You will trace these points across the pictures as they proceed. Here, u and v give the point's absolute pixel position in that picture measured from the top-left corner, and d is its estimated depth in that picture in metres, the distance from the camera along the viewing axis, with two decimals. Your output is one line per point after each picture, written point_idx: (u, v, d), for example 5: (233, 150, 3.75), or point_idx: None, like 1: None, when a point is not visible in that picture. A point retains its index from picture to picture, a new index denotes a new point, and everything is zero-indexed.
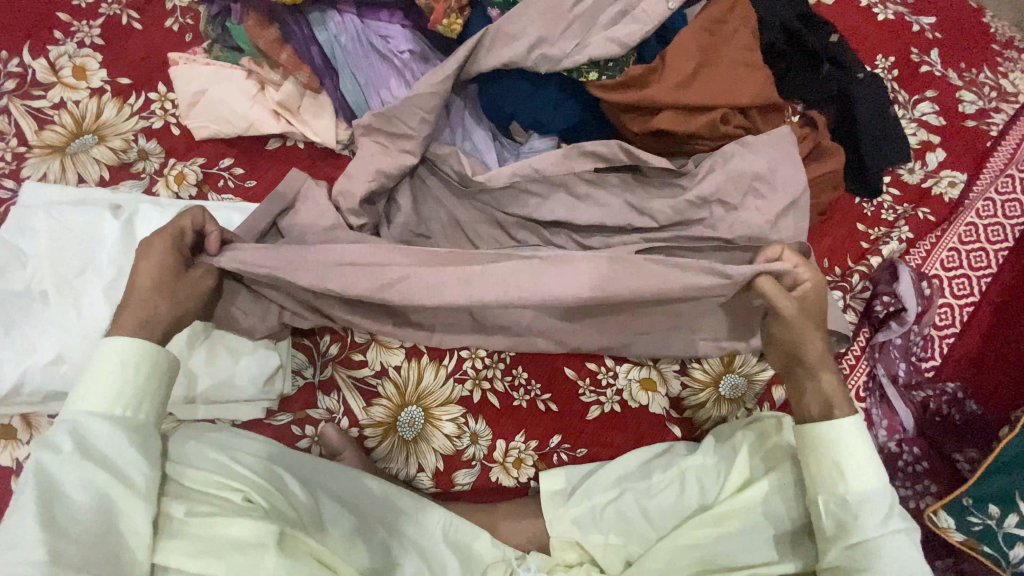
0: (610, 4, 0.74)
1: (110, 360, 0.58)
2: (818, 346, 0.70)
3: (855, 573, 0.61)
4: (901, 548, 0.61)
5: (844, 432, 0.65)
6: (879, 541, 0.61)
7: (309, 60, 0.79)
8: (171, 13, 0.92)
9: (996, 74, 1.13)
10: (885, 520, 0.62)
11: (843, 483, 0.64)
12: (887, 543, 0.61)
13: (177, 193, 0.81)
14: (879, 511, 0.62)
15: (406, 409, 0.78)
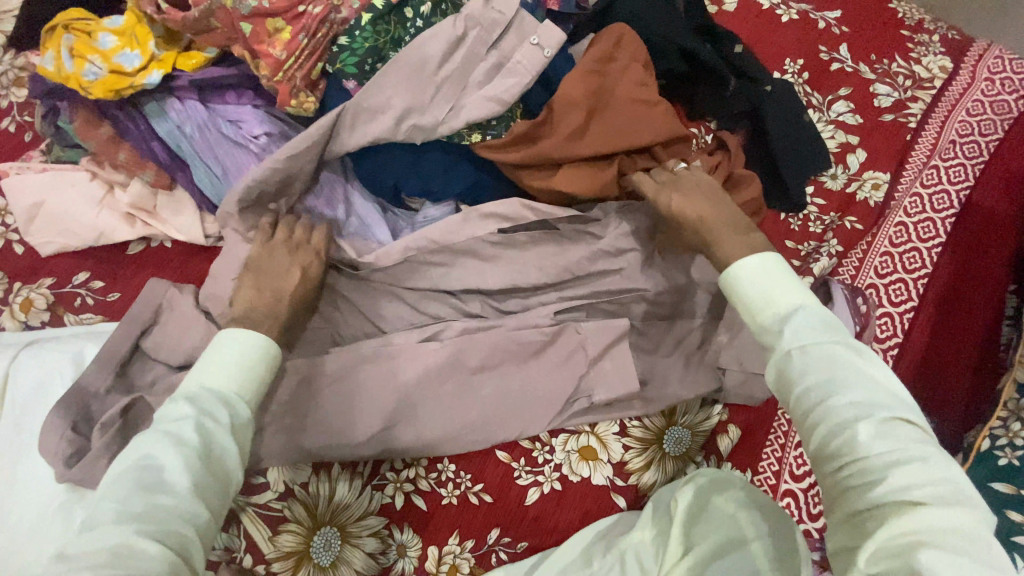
0: (480, 60, 0.67)
1: (243, 342, 0.54)
2: (702, 215, 0.67)
3: (788, 403, 0.50)
4: (833, 362, 0.48)
5: (739, 273, 0.58)
6: (810, 355, 0.49)
7: (154, 157, 0.69)
8: (7, 112, 0.81)
9: (909, 60, 1.10)
10: (814, 333, 0.50)
11: (750, 319, 0.56)
12: (815, 359, 0.49)
13: (26, 323, 0.71)
14: (796, 328, 0.51)
15: (320, 532, 0.70)
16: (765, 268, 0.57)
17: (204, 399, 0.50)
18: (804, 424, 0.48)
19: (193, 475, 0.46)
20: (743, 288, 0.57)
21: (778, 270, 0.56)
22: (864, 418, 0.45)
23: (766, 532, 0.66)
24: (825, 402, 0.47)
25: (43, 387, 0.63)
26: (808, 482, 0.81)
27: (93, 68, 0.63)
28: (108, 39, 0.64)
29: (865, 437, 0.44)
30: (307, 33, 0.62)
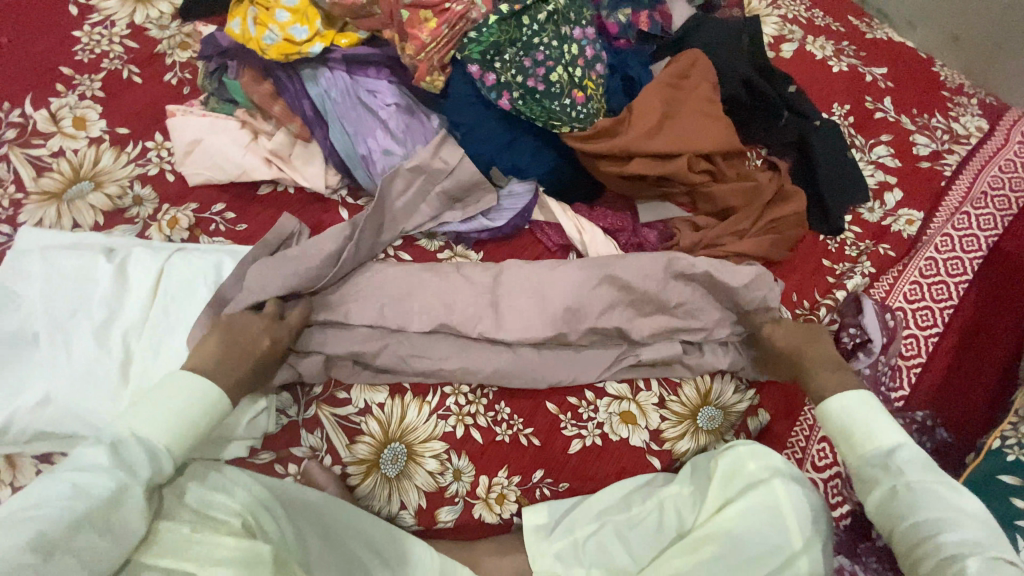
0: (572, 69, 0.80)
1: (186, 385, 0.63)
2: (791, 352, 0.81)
3: (893, 530, 0.63)
4: (935, 502, 0.61)
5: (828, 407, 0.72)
6: (913, 494, 0.62)
7: (301, 112, 0.84)
8: (170, 68, 0.97)
9: (947, 118, 1.21)
10: (920, 475, 0.64)
11: (850, 452, 0.69)
12: (924, 501, 0.62)
13: (169, 237, 0.84)
14: (901, 466, 0.64)
15: (389, 446, 0.79)
16: (862, 402, 0.70)
17: (126, 447, 0.57)
18: (915, 552, 0.60)
19: (80, 512, 0.52)
20: (840, 424, 0.70)
21: (874, 409, 0.69)
22: (970, 553, 0.57)
23: (794, 499, 0.76)
24: (936, 536, 0.59)
25: (187, 285, 0.74)
26: (829, 473, 0.87)
27: (271, 35, 0.78)
28: (285, 14, 0.79)
29: (973, 568, 0.56)
30: (449, 24, 0.76)
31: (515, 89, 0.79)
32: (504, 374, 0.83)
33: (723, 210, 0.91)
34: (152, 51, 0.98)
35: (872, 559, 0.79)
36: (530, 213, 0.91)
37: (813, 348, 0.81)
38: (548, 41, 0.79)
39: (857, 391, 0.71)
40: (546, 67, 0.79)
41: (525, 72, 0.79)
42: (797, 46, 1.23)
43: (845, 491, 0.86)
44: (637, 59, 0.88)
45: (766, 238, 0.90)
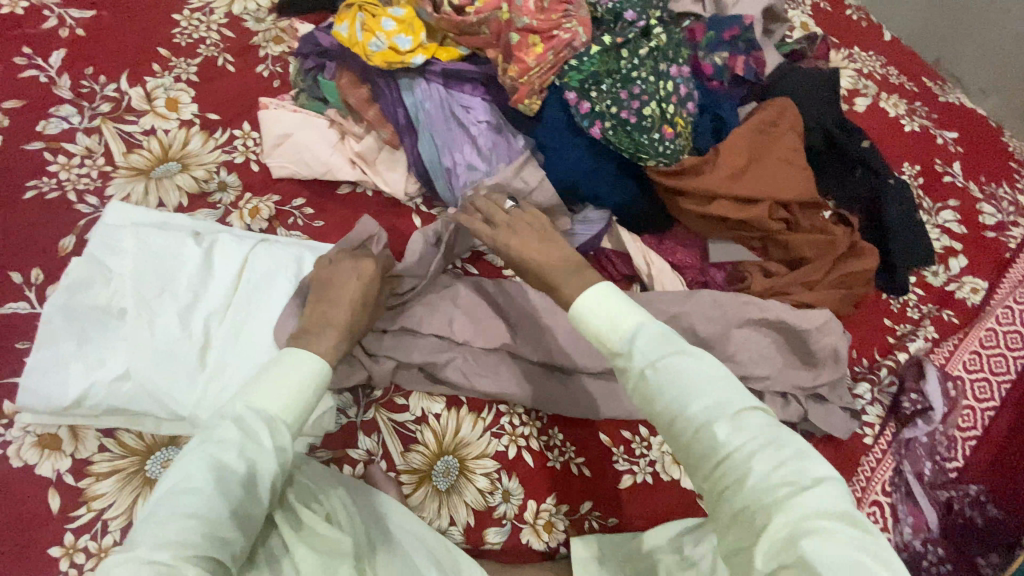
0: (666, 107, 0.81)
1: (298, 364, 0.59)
2: (552, 262, 0.67)
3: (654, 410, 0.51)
4: (687, 372, 0.50)
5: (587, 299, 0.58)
6: (662, 375, 0.50)
7: (393, 119, 0.85)
8: (262, 60, 0.99)
9: (1015, 190, 1.21)
10: (654, 353, 0.52)
11: (608, 347, 0.56)
12: (681, 382, 0.49)
13: (249, 226, 0.85)
14: (643, 350, 0.52)
15: (442, 459, 0.79)
16: (603, 298, 0.58)
17: (248, 421, 0.54)
18: (693, 453, 0.48)
19: (232, 499, 0.50)
20: (594, 318, 0.57)
21: (615, 298, 0.57)
22: (720, 417, 0.47)
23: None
24: (709, 424, 0.47)
25: (269, 276, 0.75)
26: None
27: (377, 42, 0.80)
28: (390, 23, 0.81)
29: (723, 436, 0.47)
30: (554, 51, 0.77)
31: (608, 120, 0.80)
32: (562, 400, 0.83)
33: (795, 259, 0.90)
34: (247, 43, 1.00)
35: None
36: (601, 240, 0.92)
37: (561, 269, 0.65)
38: (645, 76, 0.80)
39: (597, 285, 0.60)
40: (641, 101, 0.80)
41: (620, 103, 0.79)
42: (871, 102, 1.23)
43: None
44: (729, 102, 0.88)
45: (835, 293, 0.89)
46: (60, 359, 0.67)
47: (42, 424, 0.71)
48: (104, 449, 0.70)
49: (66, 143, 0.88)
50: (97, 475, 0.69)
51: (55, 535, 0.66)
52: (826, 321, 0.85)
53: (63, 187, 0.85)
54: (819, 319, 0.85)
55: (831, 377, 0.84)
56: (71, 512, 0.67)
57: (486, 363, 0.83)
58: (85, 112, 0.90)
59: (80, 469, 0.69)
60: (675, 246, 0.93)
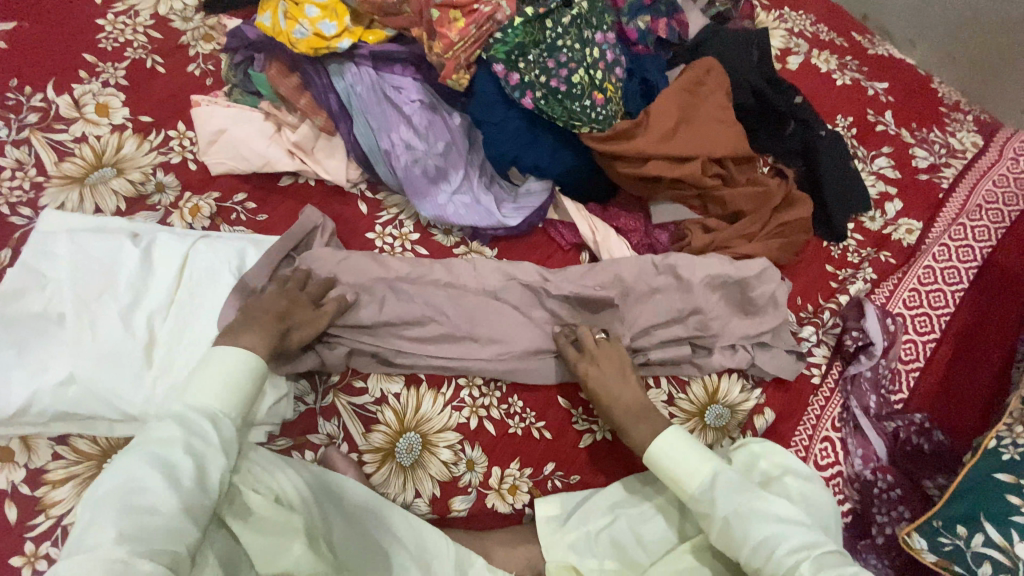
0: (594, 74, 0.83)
1: (228, 360, 0.65)
2: (626, 406, 0.78)
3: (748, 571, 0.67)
4: (756, 514, 0.68)
5: (667, 440, 0.75)
6: (740, 518, 0.68)
7: (326, 105, 0.86)
8: (193, 59, 0.99)
9: (945, 133, 1.25)
10: (737, 502, 0.69)
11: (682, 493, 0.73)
12: (749, 517, 0.68)
13: (190, 224, 0.85)
14: (756, 549, 0.66)
15: (405, 436, 0.80)
16: (677, 440, 0.75)
17: (196, 420, 0.60)
18: (752, 542, 0.66)
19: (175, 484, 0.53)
20: (672, 460, 0.74)
21: (688, 443, 0.75)
22: (805, 560, 0.63)
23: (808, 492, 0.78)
24: (796, 567, 0.62)
25: (212, 272, 0.76)
26: (831, 471, 0.89)
27: (302, 29, 0.80)
28: (315, 10, 0.81)
29: (810, 575, 0.61)
30: (477, 25, 0.78)
31: (538, 89, 0.81)
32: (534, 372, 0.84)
33: (733, 214, 0.94)
34: (176, 43, 0.99)
35: (870, 555, 0.84)
36: (546, 211, 0.94)
37: (621, 378, 0.79)
38: (570, 43, 0.82)
39: (669, 429, 0.76)
40: (569, 69, 0.81)
41: (549, 72, 0.81)
42: (802, 59, 1.27)
43: (847, 489, 0.89)
44: (655, 65, 0.91)
45: (773, 242, 0.92)
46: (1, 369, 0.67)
47: None
48: (59, 456, 0.70)
49: None
50: (53, 482, 0.69)
51: (16, 544, 0.66)
52: (761, 266, 0.88)
53: None
54: (756, 268, 0.88)
55: (772, 322, 0.88)
56: (30, 520, 0.67)
57: (454, 347, 0.82)
58: (12, 124, 0.89)
59: (36, 478, 0.69)
60: (618, 212, 0.96)
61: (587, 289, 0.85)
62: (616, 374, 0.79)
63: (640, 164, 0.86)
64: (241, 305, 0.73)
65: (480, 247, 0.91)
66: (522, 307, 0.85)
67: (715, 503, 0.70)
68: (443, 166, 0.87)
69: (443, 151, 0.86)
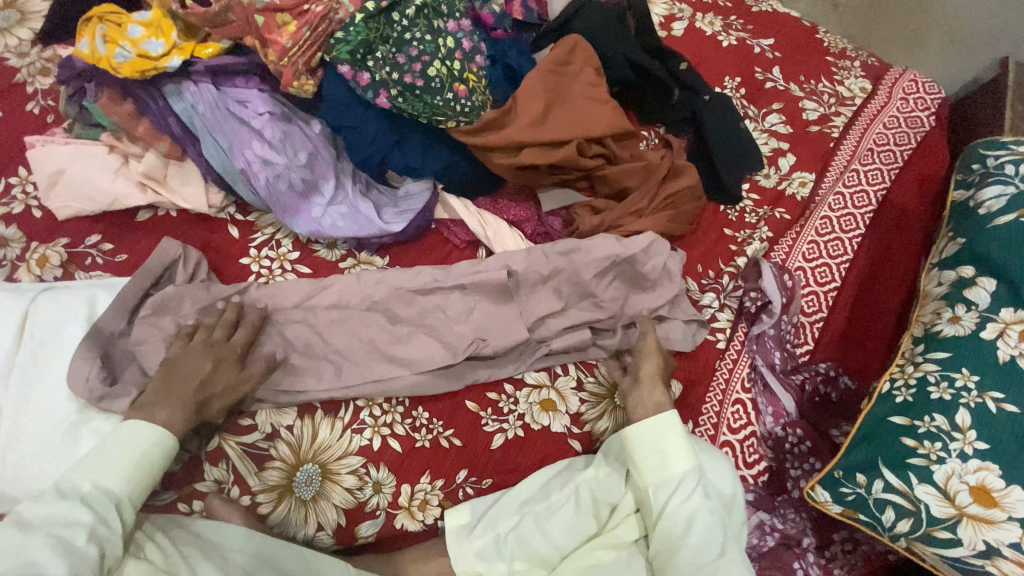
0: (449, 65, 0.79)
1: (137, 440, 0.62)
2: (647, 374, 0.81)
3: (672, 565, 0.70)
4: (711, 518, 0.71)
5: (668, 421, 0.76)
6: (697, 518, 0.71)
7: (168, 130, 0.80)
8: (32, 97, 0.90)
9: (833, 82, 1.27)
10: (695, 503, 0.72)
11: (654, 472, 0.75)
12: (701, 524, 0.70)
13: (40, 277, 0.78)
14: (701, 546, 0.69)
15: (302, 468, 0.76)
16: (663, 428, 0.76)
17: (102, 505, 0.57)
18: (700, 540, 0.70)
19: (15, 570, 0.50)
20: (654, 448, 0.75)
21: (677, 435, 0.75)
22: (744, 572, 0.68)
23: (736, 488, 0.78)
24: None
25: (56, 324, 0.70)
26: (743, 433, 0.90)
27: (123, 52, 0.74)
28: (137, 28, 0.75)
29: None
30: (310, 26, 0.75)
31: (392, 87, 0.77)
32: (440, 376, 0.81)
33: (620, 191, 0.93)
34: (10, 81, 0.91)
35: (789, 510, 0.86)
36: (433, 212, 0.90)
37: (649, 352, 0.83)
38: (420, 35, 0.78)
39: (667, 415, 0.76)
40: (422, 62, 0.78)
41: (400, 68, 0.77)
42: (687, 24, 1.27)
43: (761, 448, 0.90)
44: (516, 49, 0.89)
45: (662, 215, 0.91)
46: None
47: None
48: None
49: None
50: None
51: None
52: (651, 239, 0.87)
53: None
54: (644, 242, 0.87)
55: (668, 294, 0.87)
56: None
57: (355, 367, 0.79)
58: None
59: None
60: (507, 203, 0.93)
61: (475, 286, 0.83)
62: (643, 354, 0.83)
63: (514, 152, 0.84)
64: (95, 357, 0.68)
65: (368, 256, 0.87)
66: (417, 320, 0.82)
67: (672, 498, 0.72)
68: (310, 178, 0.82)
69: (304, 162, 0.81)
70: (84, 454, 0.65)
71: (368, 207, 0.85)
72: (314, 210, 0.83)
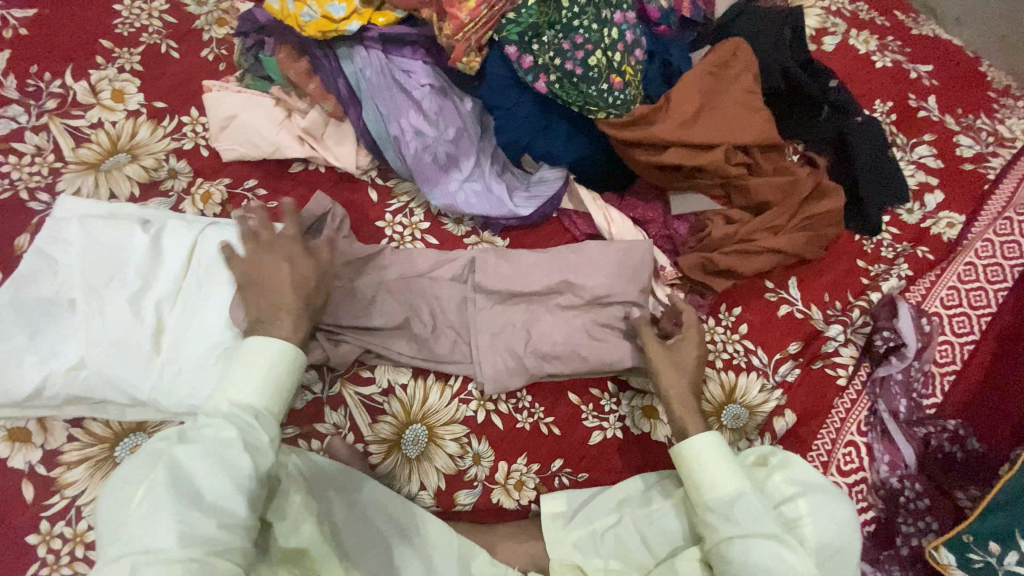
0: (611, 56, 0.79)
1: (267, 355, 0.62)
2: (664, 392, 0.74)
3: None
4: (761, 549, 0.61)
5: (701, 444, 0.68)
6: (741, 544, 0.62)
7: (335, 90, 0.85)
8: (207, 44, 0.97)
9: (993, 120, 1.17)
10: (739, 528, 0.63)
11: (696, 494, 0.68)
12: (746, 550, 0.62)
13: (202, 211, 0.85)
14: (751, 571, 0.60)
15: (411, 428, 0.79)
16: (710, 449, 0.68)
17: (242, 418, 0.58)
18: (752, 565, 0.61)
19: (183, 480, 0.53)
20: (696, 468, 0.68)
21: (720, 456, 0.67)
22: None
23: (822, 524, 0.66)
24: None
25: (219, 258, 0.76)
26: (854, 478, 0.85)
27: (309, 12, 0.77)
28: None
29: None
30: (488, 5, 0.75)
31: (553, 72, 0.78)
32: (562, 359, 0.80)
33: (759, 205, 0.89)
34: (190, 27, 0.98)
35: (894, 566, 0.81)
36: (560, 201, 0.90)
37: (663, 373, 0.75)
38: (587, 24, 0.78)
39: (704, 433, 0.69)
40: (585, 50, 0.78)
41: (563, 54, 0.77)
42: (839, 40, 1.20)
43: (871, 497, 0.85)
44: (677, 46, 0.87)
45: (800, 236, 0.88)
46: (12, 353, 0.68)
47: (9, 418, 0.71)
48: (72, 438, 0.71)
49: (15, 142, 0.86)
50: (68, 464, 0.70)
51: (32, 524, 0.68)
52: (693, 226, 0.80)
53: (15, 187, 0.84)
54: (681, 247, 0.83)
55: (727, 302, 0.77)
56: (47, 500, 0.69)
57: (479, 339, 0.80)
58: (31, 110, 0.88)
59: (52, 459, 0.70)
60: (636, 201, 0.92)
61: (595, 282, 0.82)
62: (668, 370, 0.75)
63: (659, 150, 0.83)
64: None
65: (491, 236, 0.89)
66: (540, 296, 0.83)
67: (718, 520, 0.65)
68: (454, 153, 0.85)
69: (453, 136, 0.84)
70: None
71: (503, 184, 0.87)
72: (455, 184, 0.85)
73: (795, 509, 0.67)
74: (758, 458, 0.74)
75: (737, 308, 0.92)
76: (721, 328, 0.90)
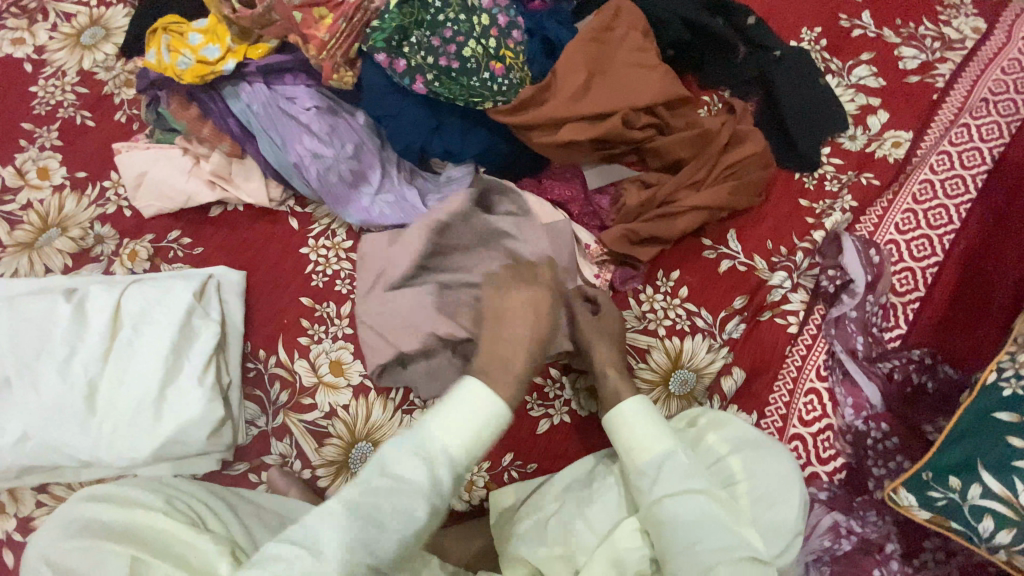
0: (485, 45, 0.78)
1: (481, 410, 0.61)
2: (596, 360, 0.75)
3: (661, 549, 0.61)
4: (693, 508, 0.60)
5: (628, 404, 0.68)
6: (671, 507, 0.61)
7: (228, 130, 0.86)
8: (119, 107, 1.00)
9: (937, 23, 1.09)
10: (670, 488, 0.62)
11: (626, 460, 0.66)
12: (676, 508, 0.61)
13: (132, 269, 0.88)
14: (680, 530, 0.60)
15: (357, 446, 0.80)
16: (637, 414, 0.67)
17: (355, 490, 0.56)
18: (679, 526, 0.60)
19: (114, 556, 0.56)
20: (627, 431, 0.66)
21: (648, 419, 0.66)
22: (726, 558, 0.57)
23: (754, 475, 0.65)
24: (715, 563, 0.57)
25: (144, 312, 0.78)
26: (818, 426, 0.82)
27: (185, 60, 0.81)
28: (196, 37, 0.81)
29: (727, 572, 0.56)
30: (346, 18, 0.77)
31: (428, 72, 0.77)
32: None
33: (673, 164, 0.87)
34: (101, 94, 1.01)
35: (869, 512, 0.76)
36: None
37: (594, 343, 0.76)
38: (454, 16, 0.77)
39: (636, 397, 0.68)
40: (457, 43, 0.77)
41: (435, 52, 0.77)
42: None
43: (839, 443, 0.81)
44: (553, 19, 0.85)
45: (725, 185, 0.85)
46: None
47: None
48: (40, 504, 0.76)
49: None
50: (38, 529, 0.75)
51: None
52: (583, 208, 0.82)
53: None
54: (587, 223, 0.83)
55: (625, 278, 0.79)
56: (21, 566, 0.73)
57: (403, 337, 0.79)
58: None
59: (23, 526, 0.75)
60: (552, 183, 0.90)
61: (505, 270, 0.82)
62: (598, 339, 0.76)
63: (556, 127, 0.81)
64: (173, 340, 0.76)
65: None
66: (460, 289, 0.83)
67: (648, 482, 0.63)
68: (357, 168, 0.84)
69: (352, 149, 0.84)
70: (165, 428, 0.73)
71: (412, 188, 0.87)
72: (363, 196, 0.85)
73: (723, 470, 0.66)
74: (689, 420, 0.74)
75: (674, 272, 0.88)
76: (660, 295, 0.87)
